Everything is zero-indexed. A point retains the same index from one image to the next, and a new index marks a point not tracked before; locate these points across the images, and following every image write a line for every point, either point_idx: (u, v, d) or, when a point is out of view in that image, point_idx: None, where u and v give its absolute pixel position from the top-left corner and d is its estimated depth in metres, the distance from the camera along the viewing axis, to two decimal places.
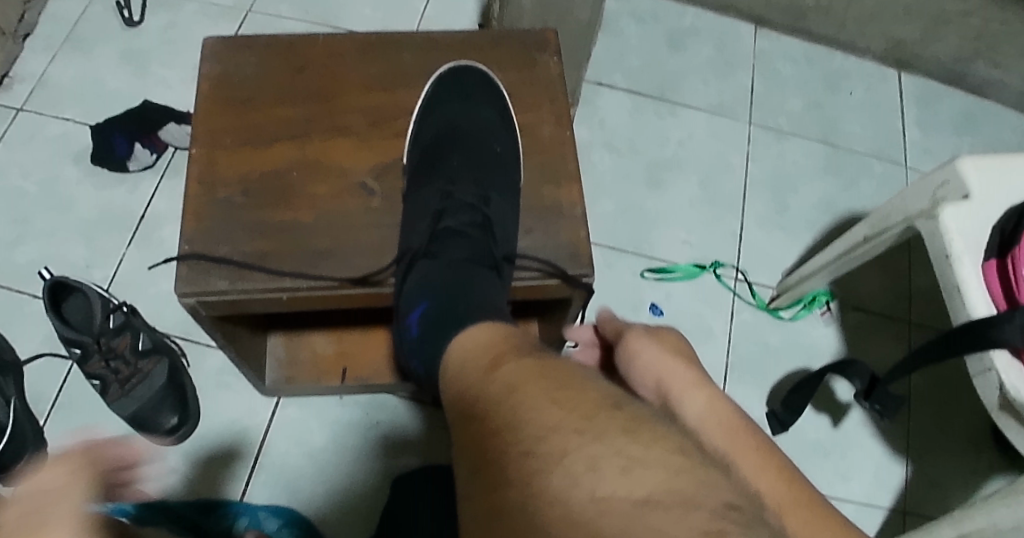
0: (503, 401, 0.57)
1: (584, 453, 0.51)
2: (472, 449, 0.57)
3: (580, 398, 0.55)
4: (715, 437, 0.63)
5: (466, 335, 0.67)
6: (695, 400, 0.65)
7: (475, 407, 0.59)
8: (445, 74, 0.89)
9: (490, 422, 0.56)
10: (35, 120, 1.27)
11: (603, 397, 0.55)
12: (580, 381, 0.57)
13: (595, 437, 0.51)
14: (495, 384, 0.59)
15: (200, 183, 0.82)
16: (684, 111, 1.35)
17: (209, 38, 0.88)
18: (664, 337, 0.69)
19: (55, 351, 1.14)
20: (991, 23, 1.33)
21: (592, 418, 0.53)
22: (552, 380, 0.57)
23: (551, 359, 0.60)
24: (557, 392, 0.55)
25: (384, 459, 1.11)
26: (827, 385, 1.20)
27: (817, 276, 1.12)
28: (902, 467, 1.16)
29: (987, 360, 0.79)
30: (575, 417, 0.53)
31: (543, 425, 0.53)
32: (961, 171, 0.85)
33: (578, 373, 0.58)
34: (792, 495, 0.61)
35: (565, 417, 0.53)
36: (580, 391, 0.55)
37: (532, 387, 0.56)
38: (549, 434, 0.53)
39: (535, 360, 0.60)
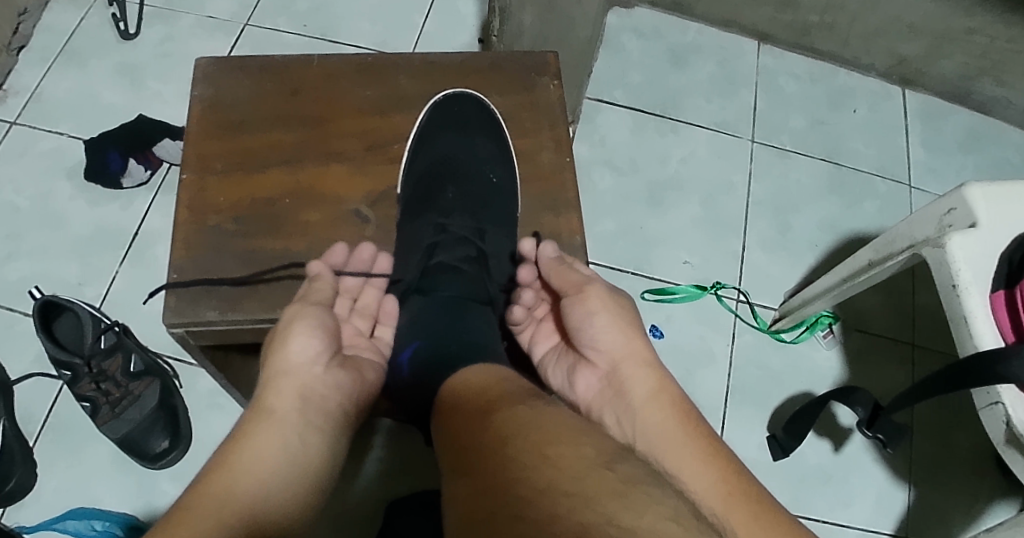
0: (492, 454, 0.54)
1: (572, 514, 0.47)
2: (456, 508, 0.53)
3: (572, 456, 0.51)
4: (657, 411, 0.66)
5: (461, 376, 0.65)
6: (642, 375, 0.67)
7: (463, 462, 0.56)
8: (442, 101, 0.88)
9: (478, 478, 0.53)
10: (29, 135, 1.25)
11: (595, 454, 0.52)
12: (572, 436, 0.54)
13: (584, 497, 0.48)
14: (484, 437, 0.56)
15: (190, 210, 0.81)
16: (686, 128, 1.33)
17: (201, 59, 0.87)
18: (621, 304, 0.70)
19: (44, 371, 1.12)
20: (996, 41, 1.29)
21: (583, 477, 0.49)
22: (543, 433, 0.54)
23: (546, 410, 0.57)
24: (548, 447, 0.53)
25: (382, 481, 1.07)
26: (829, 410, 1.17)
27: (818, 301, 1.10)
28: (904, 494, 1.14)
29: (992, 394, 0.77)
30: (565, 476, 0.50)
31: (534, 485, 0.50)
32: (968, 200, 0.82)
33: (573, 430, 0.55)
34: (739, 488, 0.61)
35: (556, 475, 0.50)
36: (572, 446, 0.52)
37: (522, 441, 0.54)
38: (538, 493, 0.49)
39: (525, 411, 0.57)
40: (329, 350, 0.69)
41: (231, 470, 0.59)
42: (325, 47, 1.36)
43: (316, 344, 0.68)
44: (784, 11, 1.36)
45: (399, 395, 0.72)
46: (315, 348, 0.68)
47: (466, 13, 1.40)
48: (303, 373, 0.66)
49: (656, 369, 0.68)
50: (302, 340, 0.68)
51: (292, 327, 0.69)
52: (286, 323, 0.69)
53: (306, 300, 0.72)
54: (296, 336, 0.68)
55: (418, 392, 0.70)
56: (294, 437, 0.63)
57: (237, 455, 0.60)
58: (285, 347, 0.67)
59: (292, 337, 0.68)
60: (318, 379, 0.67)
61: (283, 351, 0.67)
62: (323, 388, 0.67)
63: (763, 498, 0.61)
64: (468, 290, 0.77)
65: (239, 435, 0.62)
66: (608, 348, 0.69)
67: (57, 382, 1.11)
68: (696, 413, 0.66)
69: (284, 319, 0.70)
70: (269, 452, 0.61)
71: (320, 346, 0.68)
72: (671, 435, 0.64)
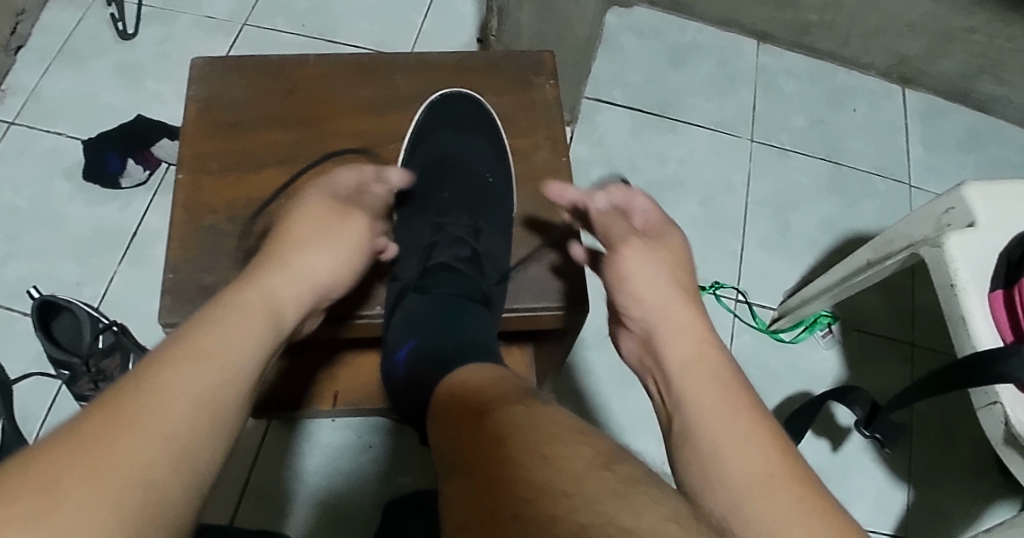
0: (489, 453, 0.53)
1: (572, 516, 0.46)
2: (452, 507, 0.52)
3: (570, 456, 0.51)
4: (700, 378, 0.62)
5: (458, 372, 0.65)
6: (683, 339, 0.65)
7: (460, 461, 0.55)
8: (437, 101, 0.88)
9: (475, 475, 0.52)
10: (28, 135, 1.25)
11: (593, 453, 0.51)
12: (570, 434, 0.53)
13: (583, 498, 0.47)
14: (482, 434, 0.55)
15: (186, 210, 0.80)
16: (685, 128, 1.33)
17: (196, 59, 0.87)
18: (657, 254, 0.70)
19: (43, 371, 1.12)
20: (996, 39, 1.29)
21: (583, 478, 0.49)
22: (542, 432, 0.53)
23: (544, 409, 0.56)
24: (546, 446, 0.52)
25: (379, 482, 1.06)
26: (828, 410, 1.17)
27: (817, 301, 1.10)
28: (904, 494, 1.13)
29: (991, 393, 0.77)
30: (564, 475, 0.49)
31: (532, 485, 0.49)
32: (967, 199, 0.82)
33: (571, 428, 0.54)
34: (784, 467, 0.57)
35: (554, 475, 0.49)
36: (570, 446, 0.52)
37: (521, 439, 0.53)
38: (535, 493, 0.48)
39: (524, 409, 0.56)
40: (341, 280, 0.68)
41: (203, 348, 0.56)
42: (324, 47, 1.36)
43: (328, 264, 0.67)
44: (784, 10, 1.36)
45: (395, 394, 0.72)
46: (325, 269, 0.67)
47: (464, 12, 1.40)
48: (308, 285, 0.65)
49: (705, 336, 0.65)
50: (317, 257, 0.67)
51: (314, 239, 0.67)
52: (306, 231, 0.68)
53: (325, 215, 0.69)
54: (315, 250, 0.67)
55: (414, 389, 0.69)
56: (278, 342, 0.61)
57: (213, 333, 0.57)
58: (302, 257, 0.66)
59: (313, 252, 0.67)
60: (314, 296, 0.66)
61: (299, 260, 0.65)
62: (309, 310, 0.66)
63: (810, 480, 0.57)
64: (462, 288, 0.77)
65: (218, 310, 0.59)
66: (648, 308, 0.67)
67: (55, 381, 1.11)
68: (744, 383, 0.62)
69: (307, 225, 0.68)
70: (248, 342, 0.58)
71: (337, 270, 0.68)
72: (716, 403, 0.60)
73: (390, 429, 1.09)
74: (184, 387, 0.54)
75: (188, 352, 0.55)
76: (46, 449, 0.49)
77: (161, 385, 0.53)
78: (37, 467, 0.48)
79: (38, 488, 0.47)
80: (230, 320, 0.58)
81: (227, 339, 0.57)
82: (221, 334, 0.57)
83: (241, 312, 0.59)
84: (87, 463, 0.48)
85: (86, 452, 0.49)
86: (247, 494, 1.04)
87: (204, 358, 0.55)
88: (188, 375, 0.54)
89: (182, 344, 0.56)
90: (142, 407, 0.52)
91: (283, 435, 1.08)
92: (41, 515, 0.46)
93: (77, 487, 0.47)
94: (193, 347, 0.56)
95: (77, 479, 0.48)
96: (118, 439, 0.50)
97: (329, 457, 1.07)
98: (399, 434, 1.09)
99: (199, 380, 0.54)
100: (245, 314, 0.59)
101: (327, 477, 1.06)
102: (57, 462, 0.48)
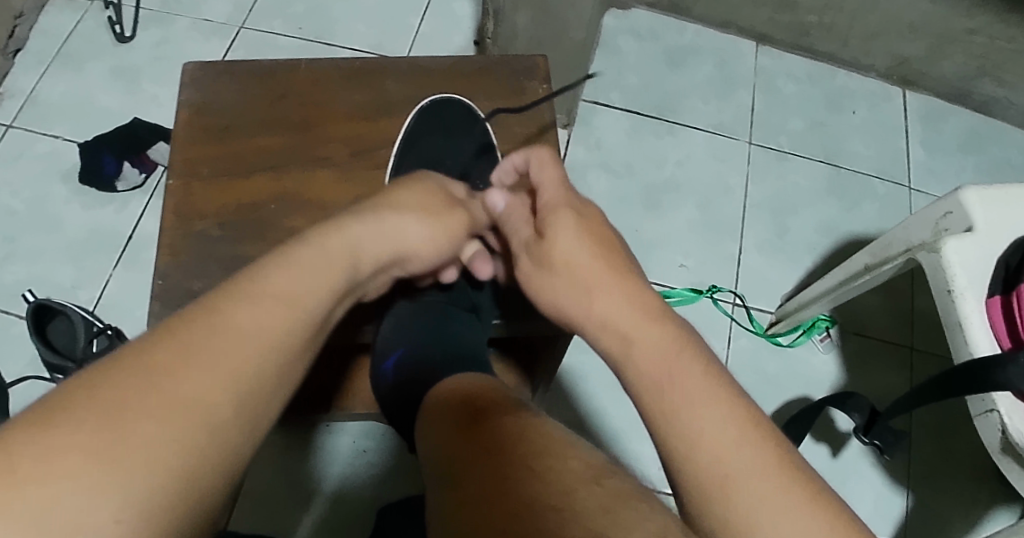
0: (478, 466, 0.52)
1: (560, 531, 0.45)
2: (439, 520, 0.51)
3: (560, 469, 0.50)
4: (643, 355, 0.53)
5: (447, 382, 0.65)
6: (619, 314, 0.56)
7: (450, 473, 0.54)
8: (428, 106, 0.88)
9: (462, 489, 0.52)
10: (25, 138, 1.25)
11: (584, 467, 0.50)
12: (560, 447, 0.52)
13: (573, 511, 0.46)
14: (471, 446, 0.54)
15: (176, 215, 0.80)
16: (683, 130, 1.33)
17: (188, 64, 0.86)
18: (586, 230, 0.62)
19: (39, 375, 1.12)
20: (996, 40, 1.28)
21: (572, 492, 0.48)
22: (532, 445, 0.52)
23: (534, 421, 0.56)
24: (535, 459, 0.51)
25: (374, 488, 1.06)
26: (827, 415, 1.16)
27: (815, 305, 1.09)
28: (903, 499, 1.13)
29: (988, 401, 0.76)
30: (553, 488, 0.48)
31: (521, 497, 0.48)
32: (964, 203, 0.81)
33: (562, 441, 0.53)
34: (759, 453, 0.48)
35: (544, 488, 0.48)
36: (560, 459, 0.51)
37: (511, 452, 0.52)
38: (524, 506, 0.47)
39: (513, 421, 0.56)
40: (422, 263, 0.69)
41: (280, 290, 0.53)
42: (321, 50, 1.35)
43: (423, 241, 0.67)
44: (783, 11, 1.35)
45: (384, 403, 0.71)
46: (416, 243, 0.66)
47: (462, 15, 1.39)
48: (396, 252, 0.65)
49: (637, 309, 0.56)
50: (416, 229, 0.66)
51: (419, 210, 0.67)
52: (411, 201, 0.67)
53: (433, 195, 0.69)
54: (420, 222, 0.66)
55: (404, 396, 0.68)
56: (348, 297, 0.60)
57: (291, 276, 0.55)
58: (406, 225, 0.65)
59: (417, 226, 0.66)
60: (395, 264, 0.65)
61: (398, 223, 0.65)
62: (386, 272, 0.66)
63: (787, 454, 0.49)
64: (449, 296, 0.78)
65: (296, 254, 0.57)
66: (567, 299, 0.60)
67: (51, 385, 1.11)
68: (694, 347, 0.54)
69: (407, 203, 0.67)
70: (327, 295, 0.56)
71: (429, 250, 0.68)
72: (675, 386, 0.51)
73: (386, 433, 1.09)
74: (262, 326, 0.50)
75: (268, 292, 0.52)
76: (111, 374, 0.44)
77: (235, 317, 0.50)
78: (118, 382, 0.44)
79: (111, 403, 0.43)
80: (307, 265, 0.56)
81: (304, 284, 0.55)
82: (298, 279, 0.55)
83: (323, 262, 0.57)
84: (168, 388, 0.45)
85: (164, 373, 0.45)
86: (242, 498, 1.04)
87: (280, 302, 0.52)
88: (267, 316, 0.51)
89: (256, 281, 0.53)
90: (225, 338, 0.48)
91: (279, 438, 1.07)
92: (121, 429, 0.42)
93: (152, 412, 0.44)
94: (273, 286, 0.53)
95: (154, 403, 0.44)
96: (200, 369, 0.46)
97: (325, 462, 1.07)
98: (395, 437, 1.09)
99: (273, 322, 0.51)
100: (325, 266, 0.57)
101: (323, 482, 1.06)
102: (138, 379, 0.44)
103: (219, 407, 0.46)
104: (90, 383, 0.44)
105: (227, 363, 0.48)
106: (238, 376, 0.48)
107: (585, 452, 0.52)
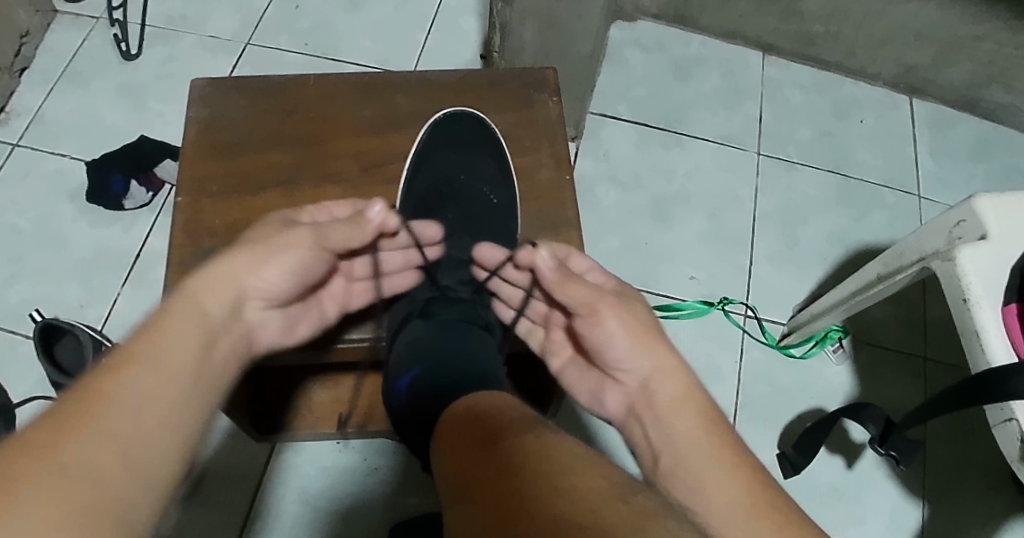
0: (498, 483, 0.51)
1: None
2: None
3: (583, 487, 0.49)
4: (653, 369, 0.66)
5: (473, 398, 0.63)
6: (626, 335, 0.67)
7: (470, 490, 0.53)
8: (441, 119, 0.89)
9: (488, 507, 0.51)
10: (32, 157, 1.25)
11: (609, 484, 0.49)
12: (583, 465, 0.51)
13: (600, 531, 0.45)
14: (490, 464, 0.53)
15: (185, 233, 0.81)
16: (691, 142, 1.32)
17: (196, 80, 0.88)
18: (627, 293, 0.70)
19: (47, 394, 1.10)
20: (1003, 47, 1.27)
21: (598, 509, 0.47)
22: (551, 463, 0.51)
23: (553, 438, 0.54)
24: (556, 477, 0.50)
25: (387, 503, 1.05)
26: (839, 426, 1.15)
27: (828, 316, 1.07)
28: (919, 510, 1.11)
29: (1007, 409, 0.74)
30: (581, 508, 0.47)
31: (547, 517, 0.47)
32: (978, 211, 0.80)
33: (584, 458, 0.52)
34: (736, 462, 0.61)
35: (568, 507, 0.47)
36: (584, 477, 0.50)
37: (530, 470, 0.51)
38: (551, 527, 0.46)
39: (533, 437, 0.55)
40: (287, 290, 0.68)
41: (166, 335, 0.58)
42: (326, 65, 1.35)
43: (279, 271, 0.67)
44: (788, 21, 1.35)
45: (398, 421, 0.70)
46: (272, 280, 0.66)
47: (467, 29, 1.39)
48: (246, 282, 0.65)
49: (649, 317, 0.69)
50: (271, 266, 0.66)
51: (252, 242, 0.66)
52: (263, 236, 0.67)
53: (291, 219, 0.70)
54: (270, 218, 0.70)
55: (420, 416, 0.68)
56: (219, 339, 0.62)
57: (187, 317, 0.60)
58: (242, 253, 0.66)
59: (259, 254, 0.66)
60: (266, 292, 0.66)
61: (238, 261, 0.65)
62: (245, 311, 0.66)
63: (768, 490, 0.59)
64: (464, 313, 0.77)
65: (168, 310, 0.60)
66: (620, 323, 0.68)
67: None
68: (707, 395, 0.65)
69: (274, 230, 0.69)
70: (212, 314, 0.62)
71: (286, 276, 0.67)
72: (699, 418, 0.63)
73: (395, 451, 1.08)
74: (128, 382, 0.55)
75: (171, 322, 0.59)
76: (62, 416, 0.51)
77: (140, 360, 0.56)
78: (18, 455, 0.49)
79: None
80: (186, 317, 0.60)
81: (172, 337, 0.58)
82: (178, 330, 0.59)
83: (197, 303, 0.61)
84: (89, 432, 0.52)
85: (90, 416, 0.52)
86: (256, 516, 1.03)
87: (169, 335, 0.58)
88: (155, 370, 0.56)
89: (115, 352, 0.56)
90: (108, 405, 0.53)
91: (286, 456, 1.07)
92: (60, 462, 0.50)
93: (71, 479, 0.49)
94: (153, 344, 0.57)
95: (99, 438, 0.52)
96: (82, 437, 0.51)
97: (337, 480, 1.06)
98: (404, 456, 1.08)
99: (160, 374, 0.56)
100: (186, 313, 0.61)
101: (335, 499, 1.05)
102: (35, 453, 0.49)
103: (99, 464, 0.50)
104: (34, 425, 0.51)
105: (100, 429, 0.52)
106: (118, 433, 0.52)
107: (610, 470, 0.51)
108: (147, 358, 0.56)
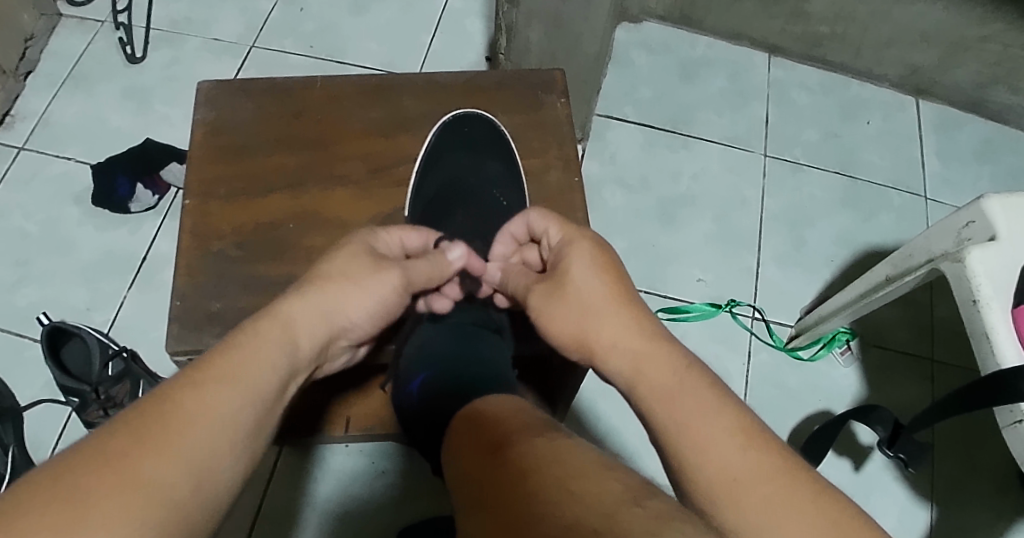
0: (511, 488, 0.51)
1: None
2: None
3: (599, 492, 0.48)
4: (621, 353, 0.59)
5: (483, 401, 0.63)
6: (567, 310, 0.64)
7: (483, 496, 0.53)
8: (450, 122, 0.89)
9: (497, 515, 0.50)
10: (38, 160, 1.25)
11: (623, 489, 0.48)
12: (598, 469, 0.51)
13: None
14: (501, 471, 0.53)
15: (193, 235, 0.81)
16: (697, 144, 1.32)
17: (203, 82, 0.88)
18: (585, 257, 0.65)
19: (54, 397, 1.10)
20: (1010, 48, 1.27)
21: (612, 515, 0.46)
22: (562, 468, 0.51)
23: (567, 443, 0.54)
24: (572, 482, 0.49)
25: (395, 505, 1.05)
26: (849, 428, 1.15)
27: (835, 317, 1.07)
28: (927, 512, 1.11)
29: (1017, 412, 0.73)
30: (591, 513, 0.47)
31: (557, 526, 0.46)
32: (987, 212, 0.80)
33: (600, 464, 0.51)
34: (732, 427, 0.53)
35: (581, 512, 0.47)
36: (599, 481, 0.49)
37: (543, 478, 0.50)
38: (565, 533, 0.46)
39: (544, 442, 0.54)
40: (368, 312, 0.67)
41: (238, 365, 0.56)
42: (332, 68, 1.35)
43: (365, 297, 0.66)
44: (795, 22, 1.34)
45: (408, 423, 0.71)
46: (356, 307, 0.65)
47: (472, 31, 1.39)
48: (334, 313, 0.64)
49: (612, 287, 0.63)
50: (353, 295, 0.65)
51: (350, 276, 0.66)
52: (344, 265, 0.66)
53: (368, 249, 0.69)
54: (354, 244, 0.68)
55: (430, 418, 0.68)
56: (296, 362, 0.60)
57: (258, 346, 0.58)
58: (330, 278, 0.65)
59: (345, 282, 0.65)
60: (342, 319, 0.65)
61: (330, 292, 0.64)
62: (330, 338, 0.65)
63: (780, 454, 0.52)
64: (477, 318, 0.77)
65: (241, 337, 0.58)
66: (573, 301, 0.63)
67: (66, 408, 1.09)
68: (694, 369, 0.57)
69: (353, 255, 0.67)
70: (283, 347, 0.59)
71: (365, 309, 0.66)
72: (669, 387, 0.56)
73: (404, 454, 1.08)
74: (210, 405, 0.53)
75: (243, 348, 0.57)
76: (128, 440, 0.50)
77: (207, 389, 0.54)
78: (93, 475, 0.47)
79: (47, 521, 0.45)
80: (260, 346, 0.58)
81: (242, 364, 0.56)
82: (249, 359, 0.57)
83: (269, 332, 0.59)
84: (159, 462, 0.50)
85: (158, 443, 0.50)
86: (262, 519, 1.03)
87: (239, 366, 0.56)
88: (229, 402, 0.54)
89: (197, 367, 0.55)
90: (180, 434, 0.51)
91: (293, 458, 1.06)
92: (126, 492, 0.48)
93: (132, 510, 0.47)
94: (225, 373, 0.55)
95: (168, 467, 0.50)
96: (157, 455, 0.50)
97: (345, 482, 1.06)
98: (412, 457, 1.07)
99: (230, 404, 0.54)
100: (273, 334, 0.59)
101: (342, 502, 1.05)
102: (107, 474, 0.48)
103: (172, 485, 0.49)
104: (100, 445, 0.49)
105: (176, 450, 0.50)
106: (193, 456, 0.51)
107: (626, 474, 0.50)
108: (216, 384, 0.54)
